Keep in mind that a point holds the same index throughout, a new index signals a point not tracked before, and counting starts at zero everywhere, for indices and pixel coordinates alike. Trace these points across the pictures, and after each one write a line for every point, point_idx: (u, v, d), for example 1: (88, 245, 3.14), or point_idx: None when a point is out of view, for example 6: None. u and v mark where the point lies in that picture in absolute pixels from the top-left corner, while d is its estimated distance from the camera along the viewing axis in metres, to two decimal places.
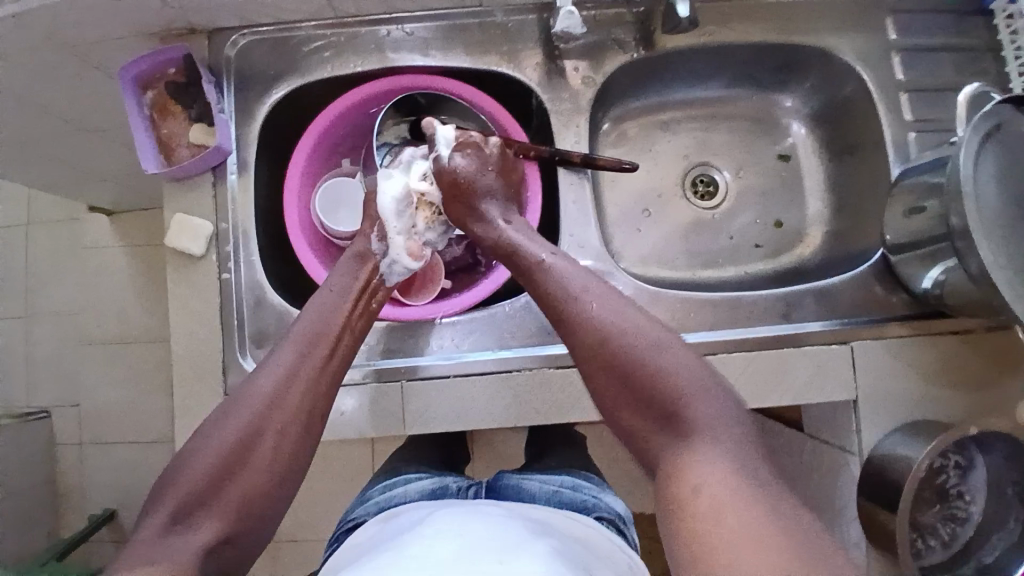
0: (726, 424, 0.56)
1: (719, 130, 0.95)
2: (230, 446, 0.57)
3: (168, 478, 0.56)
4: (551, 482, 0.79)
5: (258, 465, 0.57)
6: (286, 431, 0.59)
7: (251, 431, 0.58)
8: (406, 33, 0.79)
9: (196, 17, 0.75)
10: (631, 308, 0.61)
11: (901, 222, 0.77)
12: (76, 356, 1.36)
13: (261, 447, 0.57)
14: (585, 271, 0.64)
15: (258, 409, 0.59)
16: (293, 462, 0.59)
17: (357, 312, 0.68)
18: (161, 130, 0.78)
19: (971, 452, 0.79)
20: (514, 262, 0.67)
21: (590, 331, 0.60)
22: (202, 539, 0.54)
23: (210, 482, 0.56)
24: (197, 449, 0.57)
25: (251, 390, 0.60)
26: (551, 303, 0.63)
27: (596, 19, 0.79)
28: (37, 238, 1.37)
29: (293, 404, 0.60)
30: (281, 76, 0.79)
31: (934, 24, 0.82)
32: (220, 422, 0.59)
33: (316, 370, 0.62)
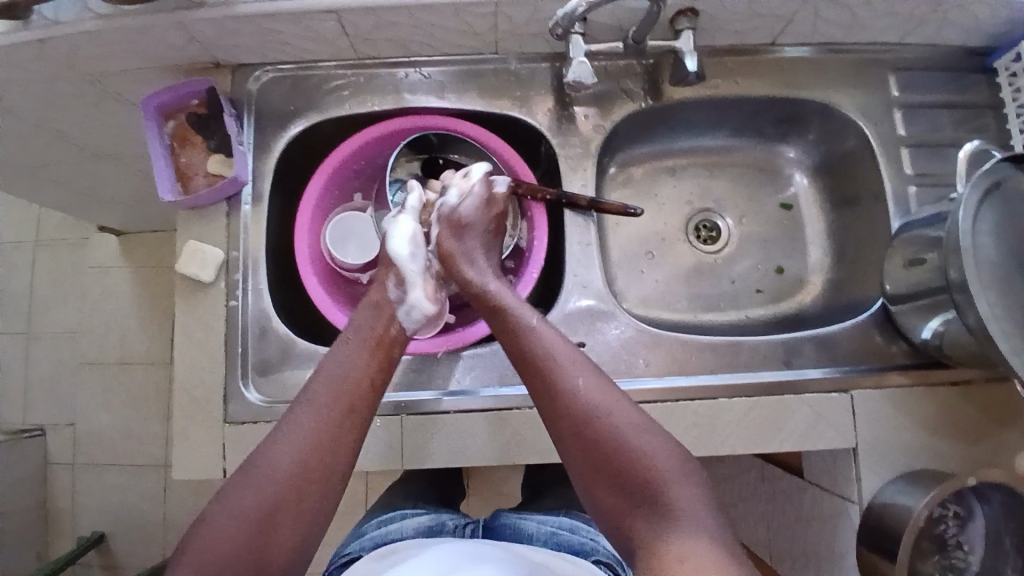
0: (701, 508, 0.57)
1: (723, 176, 0.97)
2: (253, 513, 0.56)
3: (191, 540, 0.56)
4: (550, 522, 0.79)
5: (281, 532, 0.56)
6: (307, 494, 0.58)
7: (274, 499, 0.57)
8: (422, 76, 0.82)
9: (219, 53, 0.77)
10: (612, 384, 0.63)
11: (901, 274, 0.78)
12: (75, 377, 1.36)
13: (284, 512, 0.57)
14: (567, 341, 0.66)
15: (279, 474, 0.58)
16: (315, 523, 0.58)
17: (374, 366, 0.66)
18: (180, 159, 0.79)
19: (970, 502, 0.79)
20: (497, 320, 0.69)
21: (572, 401, 0.61)
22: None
23: (232, 550, 0.55)
24: (218, 516, 0.56)
25: (269, 455, 0.59)
26: (532, 372, 0.64)
27: (606, 70, 0.82)
28: (45, 257, 1.39)
29: (315, 467, 0.59)
30: (299, 112, 0.81)
31: (935, 83, 0.85)
32: (239, 489, 0.57)
33: (337, 433, 0.61)
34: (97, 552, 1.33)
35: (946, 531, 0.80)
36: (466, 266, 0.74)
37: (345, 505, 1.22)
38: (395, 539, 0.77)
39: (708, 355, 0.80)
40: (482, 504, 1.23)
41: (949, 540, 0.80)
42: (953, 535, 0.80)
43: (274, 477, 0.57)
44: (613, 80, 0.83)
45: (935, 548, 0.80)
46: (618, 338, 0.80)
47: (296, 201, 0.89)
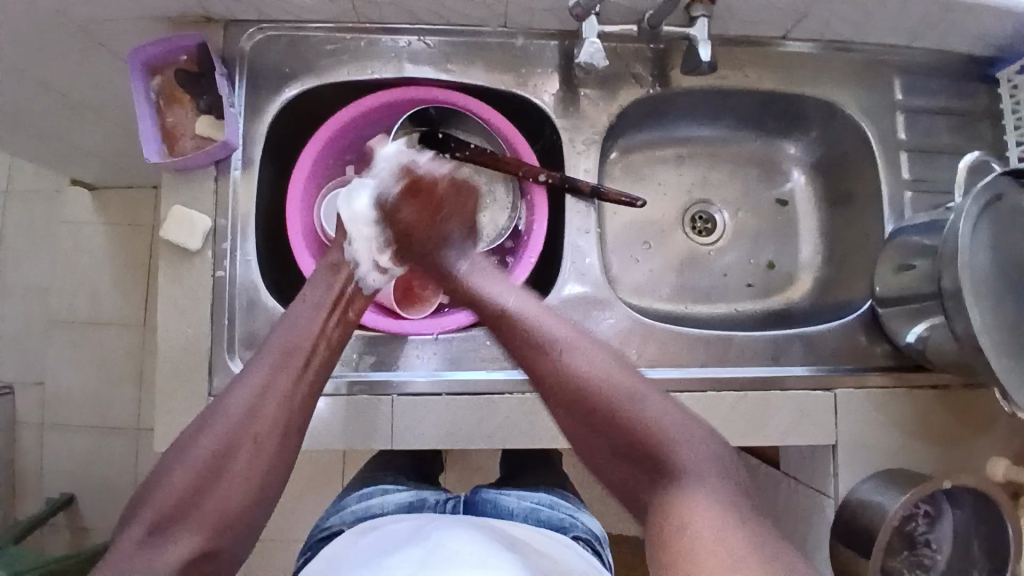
0: (710, 468, 0.58)
1: (721, 169, 0.96)
2: (204, 465, 0.57)
3: (148, 489, 0.57)
4: (530, 499, 0.79)
5: (231, 482, 0.57)
6: (259, 446, 0.58)
7: (227, 450, 0.57)
8: (425, 46, 0.79)
9: (213, 8, 0.73)
10: (607, 357, 0.64)
11: (892, 278, 0.79)
12: (43, 334, 1.31)
13: (235, 464, 0.57)
14: (557, 318, 0.67)
15: (230, 427, 0.58)
16: (264, 479, 0.58)
17: (327, 327, 0.66)
18: (166, 118, 0.76)
19: (940, 501, 0.81)
20: (481, 307, 0.71)
21: (563, 377, 0.62)
22: (177, 553, 0.54)
23: (185, 497, 0.56)
24: (175, 461, 0.58)
25: (225, 405, 0.59)
26: (519, 346, 0.66)
27: (616, 52, 0.81)
28: (13, 207, 1.33)
29: (268, 418, 0.59)
30: (294, 75, 0.78)
31: (936, 88, 0.85)
32: (199, 438, 0.58)
33: (289, 388, 0.61)
34: (64, 513, 1.30)
35: (914, 528, 0.82)
36: (445, 252, 0.75)
37: (321, 476, 1.21)
38: (375, 515, 0.76)
39: (699, 347, 0.79)
40: (457, 477, 1.23)
41: (917, 538, 0.83)
42: (922, 533, 0.83)
43: (226, 430, 0.58)
44: (622, 63, 0.81)
45: (904, 545, 0.82)
46: (611, 326, 0.79)
47: (285, 169, 0.86)
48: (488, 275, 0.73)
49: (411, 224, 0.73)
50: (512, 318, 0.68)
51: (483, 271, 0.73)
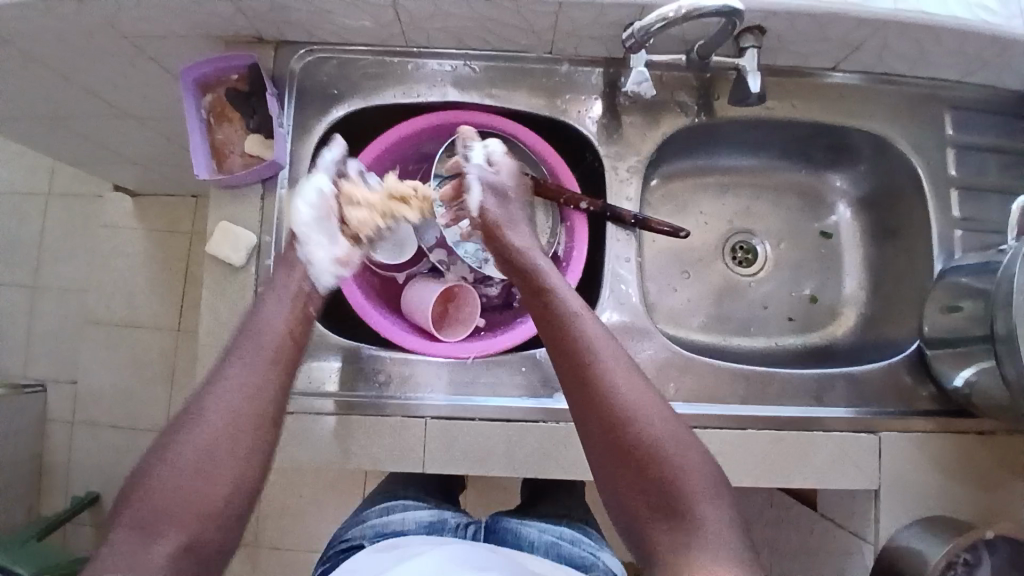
0: (732, 530, 0.53)
1: (764, 199, 0.95)
2: (187, 460, 0.53)
3: (132, 486, 0.53)
4: (552, 532, 0.78)
5: (213, 478, 0.53)
6: (241, 438, 0.54)
7: (211, 444, 0.53)
8: (470, 70, 0.80)
9: (266, 29, 0.74)
10: (649, 388, 0.58)
11: (940, 318, 0.77)
12: (80, 335, 1.34)
13: (217, 458, 0.53)
14: (608, 335, 0.61)
15: (209, 421, 0.54)
16: (246, 475, 0.54)
17: (295, 318, 0.63)
18: (216, 135, 0.77)
19: (981, 550, 0.74)
20: (535, 307, 0.64)
21: (602, 394, 0.57)
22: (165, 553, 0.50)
23: (168, 494, 0.52)
24: (158, 458, 0.53)
25: (205, 400, 0.55)
26: (560, 354, 0.60)
27: (662, 80, 0.80)
28: (59, 210, 1.36)
29: (249, 410, 0.55)
30: (341, 96, 0.79)
31: (989, 125, 0.83)
32: (179, 434, 0.54)
33: (268, 379, 0.58)
34: (89, 512, 1.32)
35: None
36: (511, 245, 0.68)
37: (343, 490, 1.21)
38: (395, 532, 0.75)
39: (738, 382, 0.78)
40: (480, 498, 1.22)
41: None
42: None
43: (206, 424, 0.54)
44: (667, 92, 0.81)
45: None
46: (649, 357, 0.78)
47: None
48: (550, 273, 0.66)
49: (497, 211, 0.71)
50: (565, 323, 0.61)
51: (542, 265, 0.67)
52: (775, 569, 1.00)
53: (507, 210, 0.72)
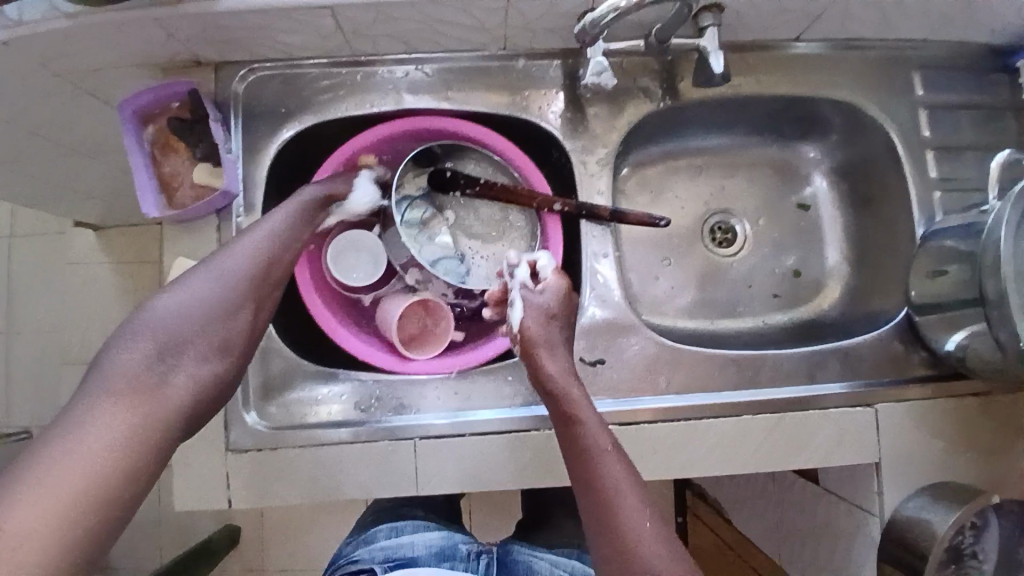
0: None
1: (739, 177, 0.92)
2: (215, 304, 0.61)
3: (144, 323, 0.57)
4: (564, 568, 0.74)
5: (237, 328, 0.62)
6: (259, 304, 0.65)
7: (223, 309, 0.61)
8: (424, 74, 0.76)
9: (205, 51, 0.71)
10: (654, 510, 0.57)
11: (926, 283, 0.75)
12: (57, 379, 1.30)
13: (237, 316, 0.62)
14: (621, 451, 0.60)
15: (242, 276, 0.64)
16: (259, 330, 0.65)
17: (314, 213, 0.72)
18: (163, 168, 0.73)
19: (987, 511, 0.73)
20: (553, 407, 0.64)
21: (607, 503, 0.56)
22: (183, 384, 0.56)
23: (188, 332, 0.58)
24: (180, 300, 0.60)
25: (240, 254, 0.65)
26: (573, 457, 0.60)
27: (622, 67, 0.78)
28: (20, 252, 1.32)
29: (274, 273, 0.66)
30: (291, 114, 0.75)
31: (960, 81, 0.81)
32: (211, 280, 0.62)
33: (267, 266, 0.66)
34: None
35: (962, 542, 0.74)
36: (541, 351, 0.68)
37: None
38: (406, 560, 0.72)
39: (728, 370, 0.76)
40: (482, 504, 1.21)
41: (965, 551, 0.74)
42: (969, 546, 0.74)
43: (238, 278, 0.63)
44: (630, 77, 0.78)
45: (952, 560, 0.74)
46: (636, 353, 0.76)
47: None
48: (569, 379, 0.66)
49: (535, 332, 0.68)
50: (578, 426, 0.62)
51: (562, 369, 0.66)
52: (783, 547, 1.00)
53: (547, 331, 0.69)
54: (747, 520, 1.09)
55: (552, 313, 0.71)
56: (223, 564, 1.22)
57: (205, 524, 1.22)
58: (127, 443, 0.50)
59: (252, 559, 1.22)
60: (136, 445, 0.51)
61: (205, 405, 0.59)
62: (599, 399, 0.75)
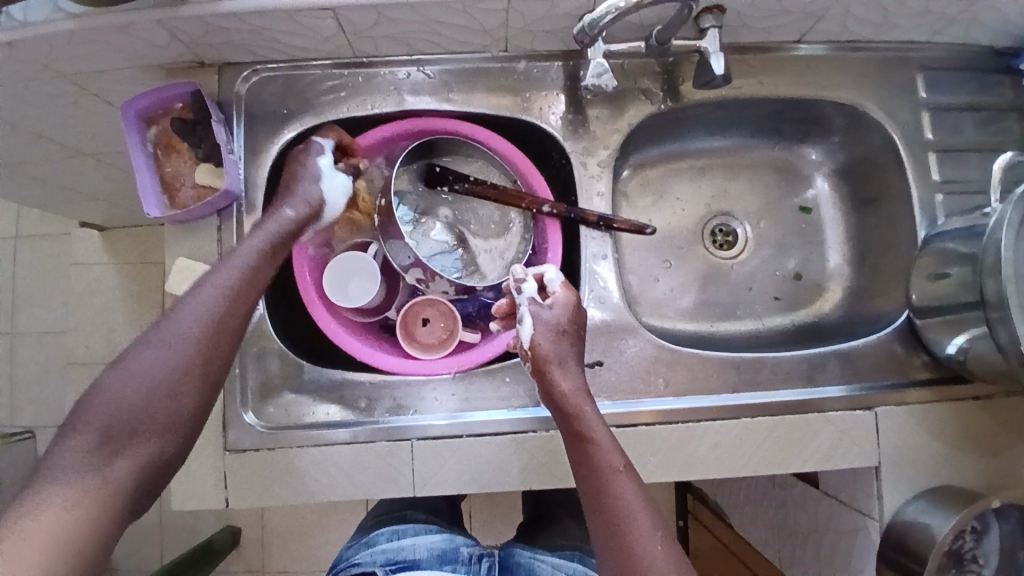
0: None
1: (740, 179, 0.92)
2: (158, 374, 0.54)
3: (88, 401, 0.52)
4: (565, 569, 0.74)
5: (189, 391, 0.55)
6: (207, 365, 0.56)
7: (177, 376, 0.55)
8: (425, 76, 0.77)
9: (208, 53, 0.71)
10: (668, 537, 0.56)
11: (928, 286, 0.75)
12: (62, 380, 1.30)
13: (185, 384, 0.55)
14: (636, 475, 0.59)
15: (186, 338, 0.55)
16: (216, 386, 0.57)
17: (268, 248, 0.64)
18: (165, 169, 0.74)
19: (988, 517, 0.73)
20: (566, 426, 0.62)
21: (622, 529, 0.56)
22: (126, 468, 0.52)
23: (133, 407, 0.53)
24: (128, 366, 0.54)
25: (180, 316, 0.56)
26: (586, 479, 0.59)
27: (622, 68, 0.78)
28: (25, 254, 1.32)
29: (221, 328, 0.57)
30: (292, 115, 0.76)
31: (961, 83, 0.80)
32: (153, 346, 0.55)
33: (229, 317, 0.58)
34: None
35: (962, 546, 0.73)
36: (553, 368, 0.65)
37: None
38: (407, 562, 0.72)
39: (728, 371, 0.76)
40: (483, 506, 1.21)
41: (965, 555, 0.74)
42: (969, 550, 0.74)
43: (181, 340, 0.55)
44: (631, 79, 0.78)
45: (952, 564, 0.74)
46: (635, 355, 0.76)
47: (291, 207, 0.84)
48: (583, 399, 0.63)
49: (546, 350, 0.66)
50: (591, 448, 0.60)
51: (575, 388, 0.64)
52: (785, 551, 0.99)
53: (559, 348, 0.66)
54: (749, 522, 1.09)
55: (562, 331, 0.68)
56: (227, 564, 1.22)
57: (207, 523, 1.23)
58: (64, 545, 0.47)
59: (255, 560, 1.23)
60: (70, 549, 0.47)
61: (158, 473, 0.54)
62: (597, 400, 0.75)
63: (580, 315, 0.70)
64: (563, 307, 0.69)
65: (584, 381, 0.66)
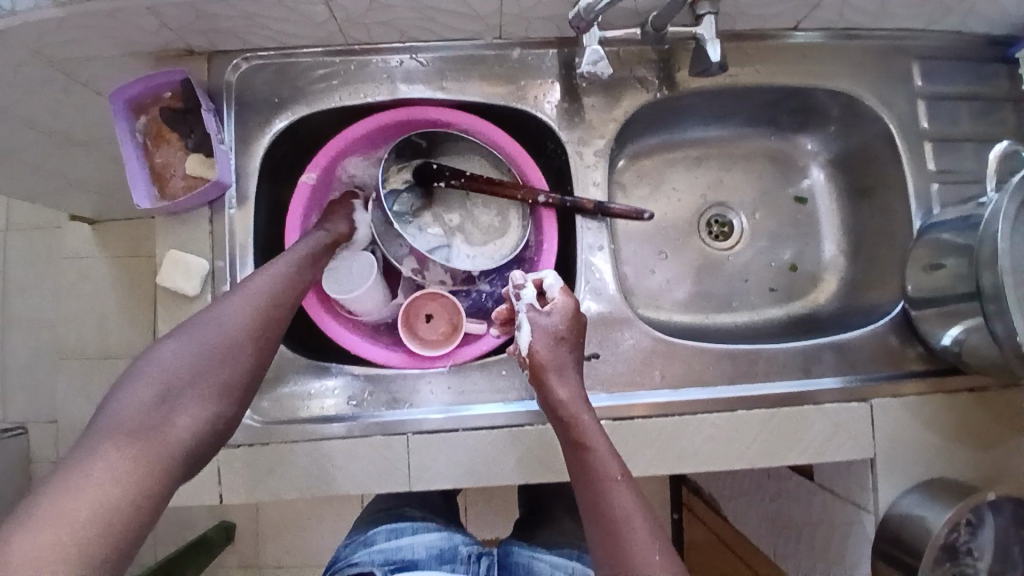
0: None
1: (736, 170, 0.92)
2: (217, 342, 0.57)
3: (147, 365, 0.54)
4: (565, 566, 0.74)
5: (244, 360, 0.58)
6: (263, 341, 0.60)
7: (232, 349, 0.57)
8: (419, 64, 0.75)
9: (197, 40, 0.70)
10: (667, 544, 0.55)
11: (924, 277, 0.74)
12: (52, 372, 1.29)
13: (242, 353, 0.58)
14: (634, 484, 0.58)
15: (246, 314, 0.60)
16: (263, 367, 0.60)
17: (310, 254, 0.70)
18: (155, 159, 0.73)
19: (982, 509, 0.73)
20: (564, 434, 0.62)
21: (620, 537, 0.55)
22: (187, 424, 0.52)
23: (195, 369, 0.54)
24: (185, 336, 0.56)
25: (241, 298, 0.61)
26: (585, 488, 0.58)
27: (618, 56, 0.77)
28: (14, 246, 1.31)
29: (275, 312, 0.62)
30: (284, 104, 0.75)
31: (958, 73, 0.80)
32: (213, 321, 0.58)
33: (276, 306, 0.62)
34: None
35: (957, 539, 0.73)
36: (552, 376, 0.65)
37: None
38: (405, 561, 0.71)
39: (724, 363, 0.76)
40: (478, 497, 1.20)
41: (960, 548, 0.74)
42: (964, 543, 0.74)
43: (239, 317, 0.59)
44: (627, 68, 0.77)
45: (947, 557, 0.73)
46: (631, 347, 0.75)
47: (283, 198, 0.83)
48: (583, 407, 0.63)
49: (545, 357, 0.66)
50: (590, 457, 0.59)
51: (574, 395, 0.64)
52: (779, 542, 0.99)
53: (558, 355, 0.66)
54: (743, 514, 1.10)
55: (561, 339, 0.67)
56: (221, 557, 1.22)
57: (200, 517, 1.22)
58: (128, 492, 0.46)
59: (250, 552, 1.22)
60: (132, 495, 0.46)
61: (207, 444, 0.54)
62: (593, 392, 0.74)
63: (580, 322, 0.69)
64: (562, 315, 0.68)
65: (583, 389, 0.65)
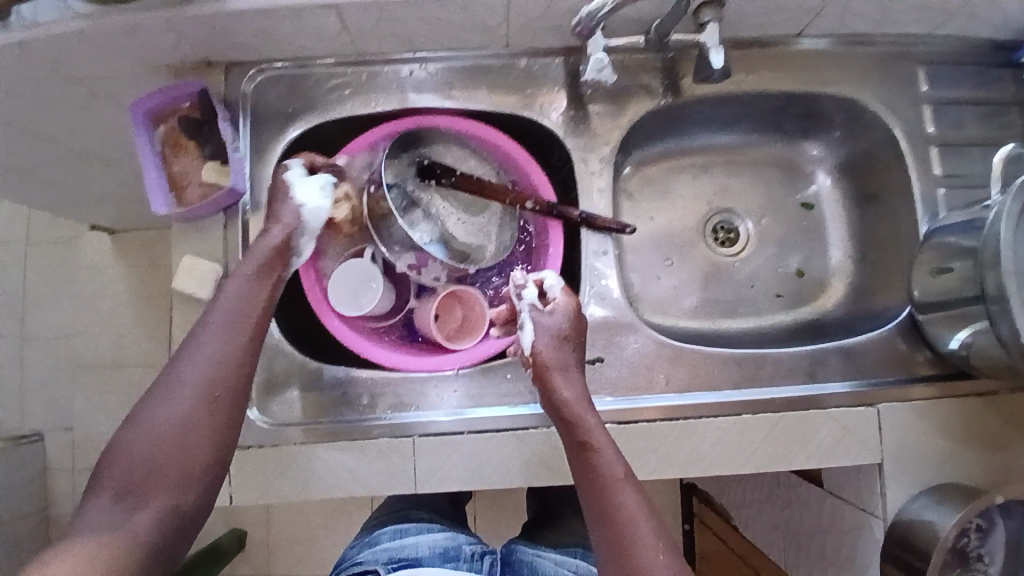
0: None
1: (742, 177, 0.93)
2: (171, 421, 0.57)
3: (112, 458, 0.56)
4: (568, 565, 0.74)
5: (200, 433, 0.57)
6: (218, 403, 0.59)
7: (186, 424, 0.57)
8: (428, 74, 0.77)
9: (213, 53, 0.72)
10: (667, 544, 0.56)
11: (929, 281, 0.74)
12: (71, 381, 1.31)
13: (197, 424, 0.57)
14: (637, 484, 0.59)
15: (197, 380, 0.58)
16: (230, 427, 0.59)
17: (266, 277, 0.65)
18: (172, 168, 0.75)
19: (992, 513, 0.73)
20: (567, 434, 0.63)
21: (621, 537, 0.56)
22: (147, 520, 0.54)
23: (150, 460, 0.56)
24: (146, 415, 0.57)
25: (193, 357, 0.59)
26: (587, 487, 0.59)
27: (623, 65, 0.78)
28: (35, 258, 1.34)
29: (227, 367, 0.60)
30: (297, 114, 0.77)
31: (962, 78, 0.80)
32: (166, 395, 0.58)
33: (230, 359, 0.60)
34: None
35: (967, 544, 0.73)
36: (555, 377, 0.65)
37: None
38: (410, 559, 0.72)
39: (730, 367, 0.76)
40: (488, 505, 1.21)
41: (971, 553, 0.73)
42: (974, 548, 0.73)
43: (191, 385, 0.58)
44: (631, 76, 0.79)
45: (957, 563, 0.73)
46: (636, 351, 0.76)
47: None
48: (586, 407, 0.64)
49: (547, 359, 0.66)
50: (593, 456, 0.60)
51: (577, 396, 0.64)
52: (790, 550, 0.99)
53: (561, 355, 0.67)
54: (755, 522, 1.09)
55: (563, 340, 0.68)
56: (234, 564, 1.23)
57: (214, 523, 1.24)
58: None
59: (262, 560, 1.23)
60: None
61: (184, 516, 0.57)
62: (599, 396, 0.75)
63: (582, 323, 0.70)
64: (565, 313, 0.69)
65: (586, 389, 0.66)
